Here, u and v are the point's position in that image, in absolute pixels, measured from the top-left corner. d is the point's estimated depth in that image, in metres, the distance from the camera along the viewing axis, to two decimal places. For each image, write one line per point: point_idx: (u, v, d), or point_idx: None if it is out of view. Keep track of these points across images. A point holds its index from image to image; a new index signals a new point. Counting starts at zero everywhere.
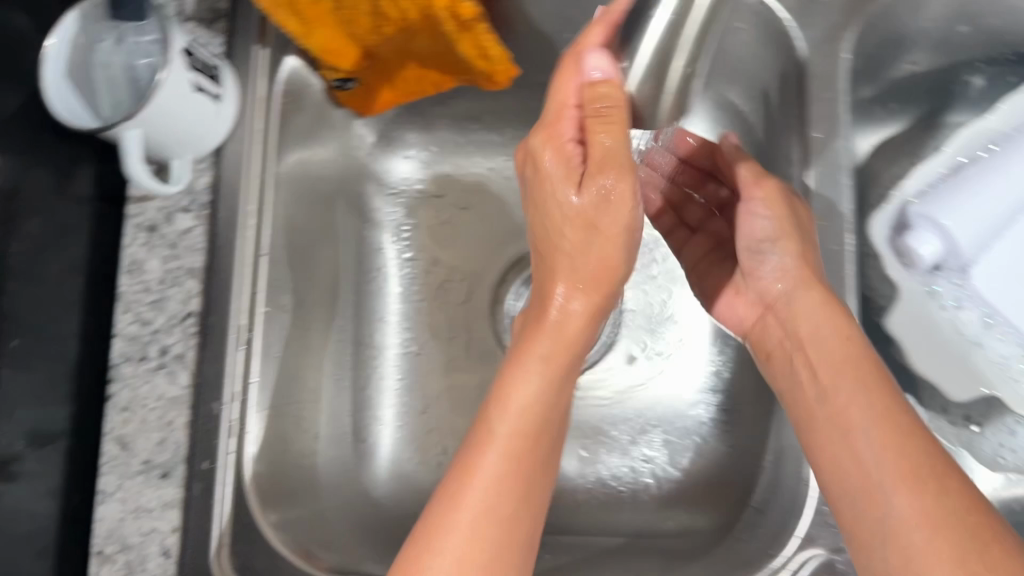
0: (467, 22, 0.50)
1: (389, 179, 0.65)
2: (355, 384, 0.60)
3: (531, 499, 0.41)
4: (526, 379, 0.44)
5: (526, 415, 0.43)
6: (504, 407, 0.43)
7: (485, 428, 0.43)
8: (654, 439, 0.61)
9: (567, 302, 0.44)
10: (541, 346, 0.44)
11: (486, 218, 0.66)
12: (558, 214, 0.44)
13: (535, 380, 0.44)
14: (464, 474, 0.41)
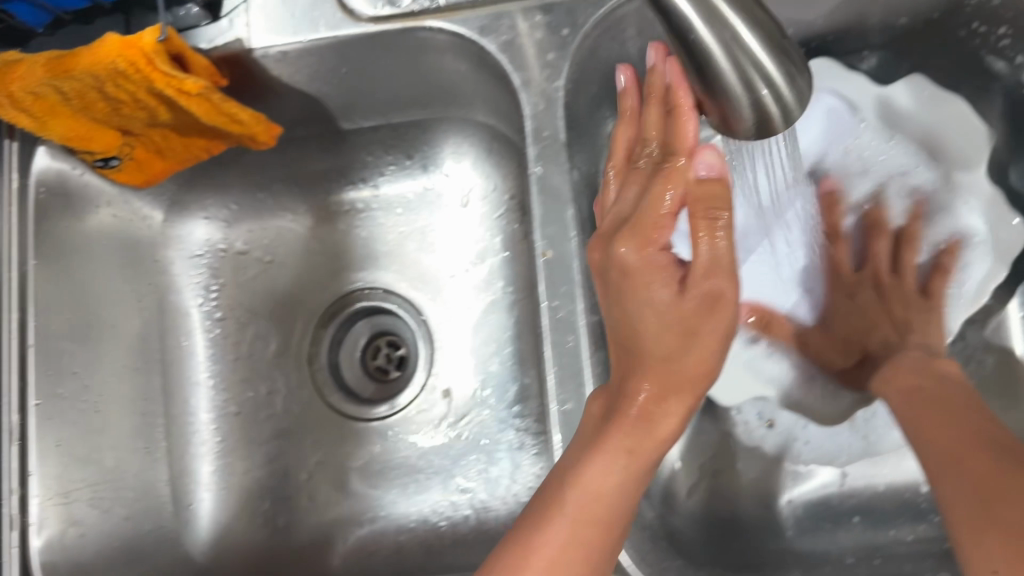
0: (188, 98, 0.50)
1: (182, 236, 0.65)
2: (168, 451, 0.61)
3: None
4: (594, 481, 0.40)
5: (585, 507, 0.40)
6: (581, 489, 0.40)
7: (550, 509, 0.40)
8: (462, 488, 0.61)
9: (651, 401, 0.41)
10: (608, 473, 0.40)
11: (294, 268, 0.66)
12: (658, 306, 0.41)
13: (608, 466, 0.40)
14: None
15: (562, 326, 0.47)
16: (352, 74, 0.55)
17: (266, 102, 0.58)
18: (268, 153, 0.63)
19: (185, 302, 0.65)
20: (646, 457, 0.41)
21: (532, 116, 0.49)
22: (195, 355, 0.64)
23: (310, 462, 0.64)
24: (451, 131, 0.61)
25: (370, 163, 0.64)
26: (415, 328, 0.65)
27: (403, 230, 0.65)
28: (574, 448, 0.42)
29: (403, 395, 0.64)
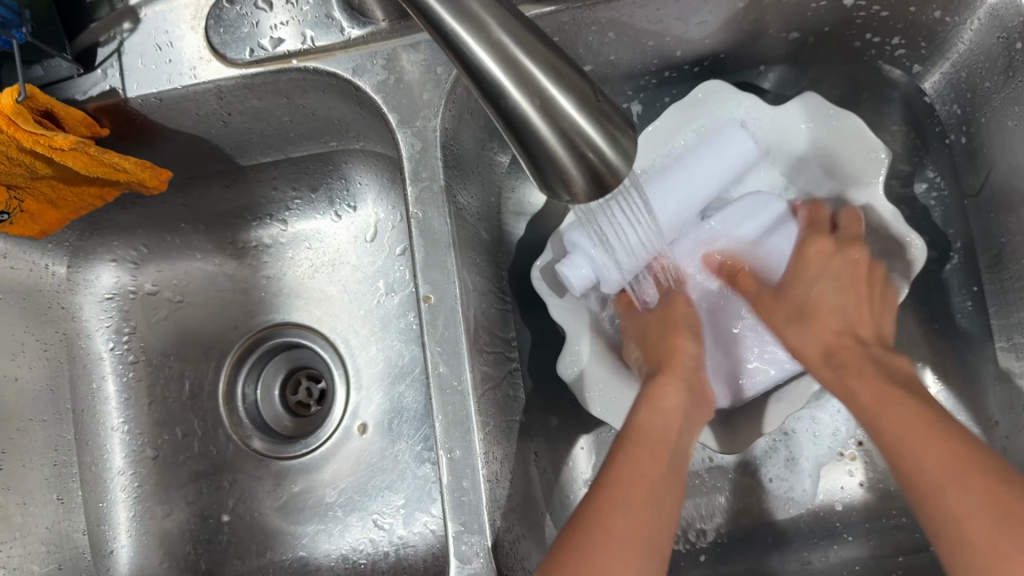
0: (63, 149, 0.49)
1: (88, 280, 0.63)
2: (84, 502, 0.60)
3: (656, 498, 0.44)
4: (664, 407, 0.50)
5: (644, 444, 0.47)
6: (625, 461, 0.46)
7: (636, 446, 0.47)
8: (377, 518, 0.61)
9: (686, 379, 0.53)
10: (670, 397, 0.51)
11: (203, 307, 0.65)
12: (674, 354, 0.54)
13: (676, 394, 0.51)
14: (589, 520, 0.42)
15: (446, 373, 0.46)
16: (236, 117, 0.54)
17: (155, 145, 0.56)
18: (168, 196, 0.62)
19: (95, 347, 0.63)
20: (682, 376, 0.53)
21: (409, 158, 0.48)
22: (108, 401, 0.63)
23: (230, 504, 0.63)
24: (349, 162, 0.61)
25: (274, 201, 0.64)
26: (330, 361, 0.64)
27: (312, 263, 0.65)
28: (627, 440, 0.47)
29: (322, 430, 0.64)
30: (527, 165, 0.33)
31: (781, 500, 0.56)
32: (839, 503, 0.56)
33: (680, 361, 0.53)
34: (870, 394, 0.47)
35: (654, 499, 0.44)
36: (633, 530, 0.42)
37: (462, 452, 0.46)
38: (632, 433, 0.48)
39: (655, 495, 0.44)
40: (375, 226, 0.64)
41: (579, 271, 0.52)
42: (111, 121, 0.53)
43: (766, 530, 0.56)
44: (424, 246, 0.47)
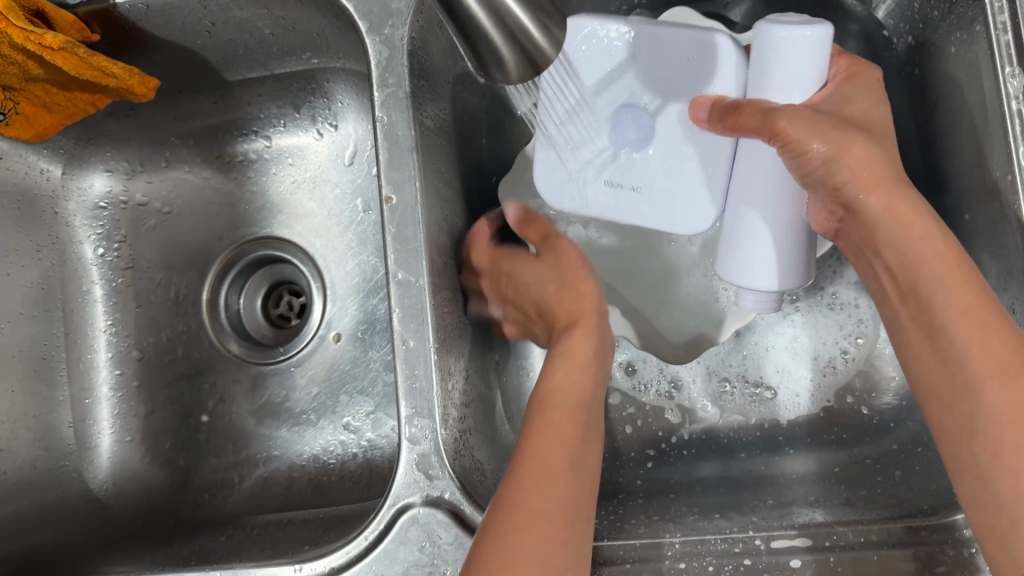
0: (55, 49, 0.52)
1: (79, 186, 0.66)
2: (70, 395, 0.63)
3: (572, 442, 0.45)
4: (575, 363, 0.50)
5: (554, 402, 0.48)
6: (537, 432, 0.45)
7: (551, 413, 0.47)
8: (347, 421, 0.64)
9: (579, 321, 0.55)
10: (582, 347, 0.52)
11: (190, 220, 0.68)
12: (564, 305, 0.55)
13: (591, 343, 0.52)
14: (515, 484, 0.42)
15: (405, 268, 0.49)
16: (220, 27, 0.57)
17: (145, 54, 0.59)
18: (160, 108, 0.64)
19: (85, 253, 0.66)
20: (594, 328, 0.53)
21: (377, 64, 0.50)
22: (96, 304, 0.66)
23: (210, 404, 0.66)
24: (329, 82, 0.64)
25: (258, 118, 0.67)
26: (308, 274, 0.67)
27: (294, 180, 0.68)
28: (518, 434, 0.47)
29: (297, 340, 0.67)
30: (462, 45, 0.35)
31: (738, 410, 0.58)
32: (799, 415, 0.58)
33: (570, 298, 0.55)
34: (925, 257, 0.44)
35: (580, 476, 0.44)
36: (551, 505, 0.41)
37: (416, 343, 0.49)
38: (552, 407, 0.47)
39: (576, 465, 0.44)
40: (352, 144, 0.67)
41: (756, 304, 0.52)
42: (102, 28, 0.55)
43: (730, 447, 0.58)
44: (387, 148, 0.50)
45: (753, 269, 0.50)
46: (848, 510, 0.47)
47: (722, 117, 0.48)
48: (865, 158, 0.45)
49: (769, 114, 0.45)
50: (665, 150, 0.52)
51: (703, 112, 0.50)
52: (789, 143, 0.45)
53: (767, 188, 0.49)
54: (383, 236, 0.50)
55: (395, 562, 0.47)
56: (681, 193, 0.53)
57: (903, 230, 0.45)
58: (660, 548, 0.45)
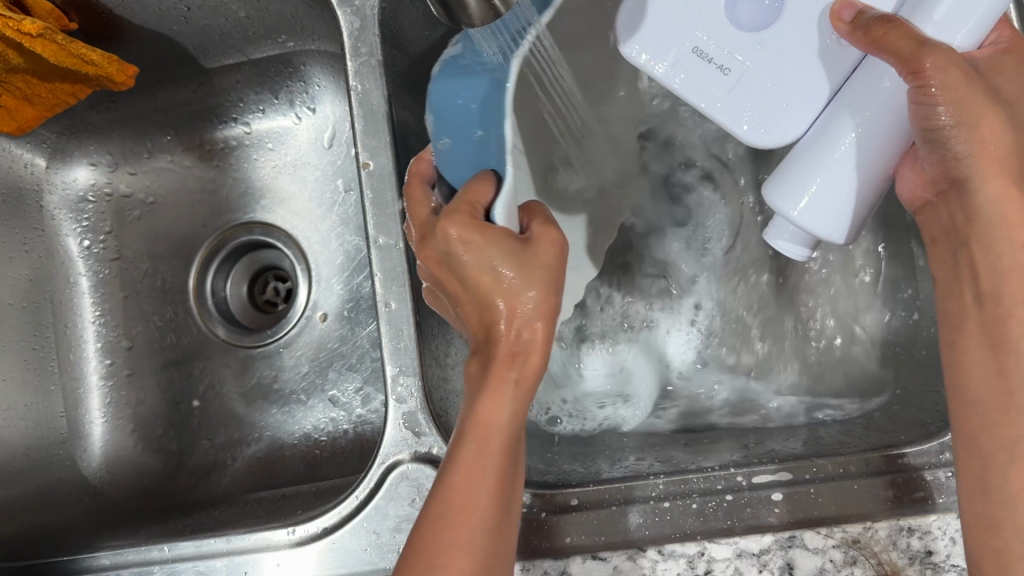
0: (34, 37, 0.53)
1: (62, 179, 0.67)
2: (61, 385, 0.64)
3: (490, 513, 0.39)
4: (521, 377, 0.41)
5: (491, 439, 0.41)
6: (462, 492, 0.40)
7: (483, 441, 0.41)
8: (336, 397, 0.65)
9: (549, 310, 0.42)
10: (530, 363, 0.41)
11: (173, 209, 0.69)
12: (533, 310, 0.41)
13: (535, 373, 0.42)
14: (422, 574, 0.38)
15: (384, 232, 0.50)
16: (196, 11, 0.58)
17: (124, 42, 0.60)
18: (139, 99, 0.65)
19: (71, 246, 0.67)
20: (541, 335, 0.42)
21: (349, 35, 0.51)
22: (83, 296, 0.67)
23: (200, 389, 0.67)
24: (304, 65, 0.65)
25: (235, 104, 0.68)
26: (292, 257, 0.68)
27: (274, 164, 0.69)
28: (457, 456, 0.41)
29: (283, 322, 0.67)
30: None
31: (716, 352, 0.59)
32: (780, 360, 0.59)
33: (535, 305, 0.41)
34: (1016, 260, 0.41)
35: (508, 510, 0.41)
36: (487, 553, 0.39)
37: (397, 304, 0.50)
38: (477, 453, 0.40)
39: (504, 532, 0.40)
40: (330, 127, 0.68)
41: (791, 247, 0.46)
42: (80, 16, 0.56)
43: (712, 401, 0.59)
44: (362, 116, 0.51)
45: (824, 206, 0.42)
46: (829, 447, 0.48)
47: (868, 25, 0.40)
48: (993, 137, 0.40)
49: (923, 46, 0.39)
50: (776, 45, 0.42)
51: (848, 14, 0.41)
52: (925, 89, 0.39)
53: (879, 126, 0.41)
54: (362, 202, 0.51)
55: (386, 518, 0.48)
56: (789, 100, 0.42)
57: (1007, 231, 0.41)
58: (644, 488, 0.46)
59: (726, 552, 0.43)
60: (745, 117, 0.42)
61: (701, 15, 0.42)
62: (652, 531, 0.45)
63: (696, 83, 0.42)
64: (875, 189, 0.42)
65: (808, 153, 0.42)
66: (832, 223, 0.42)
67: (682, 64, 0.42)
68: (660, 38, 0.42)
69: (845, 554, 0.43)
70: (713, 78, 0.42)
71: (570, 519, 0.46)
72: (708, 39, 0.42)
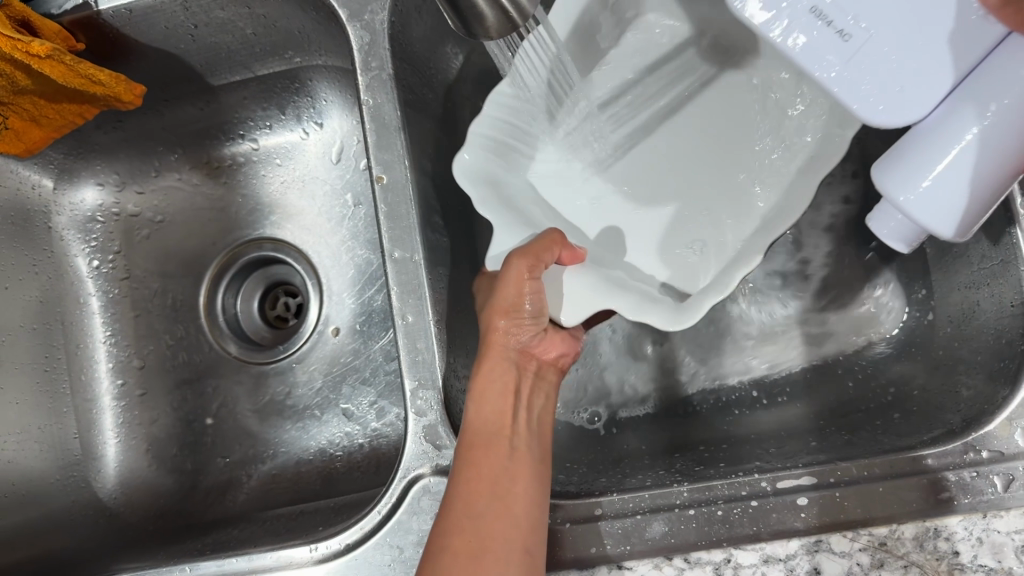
0: (44, 58, 0.52)
1: (69, 200, 0.67)
2: (74, 407, 0.64)
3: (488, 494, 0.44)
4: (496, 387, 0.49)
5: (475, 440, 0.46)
6: (468, 480, 0.44)
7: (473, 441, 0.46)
8: (350, 411, 0.64)
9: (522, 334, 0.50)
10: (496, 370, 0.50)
11: (182, 227, 0.69)
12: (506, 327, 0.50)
13: (506, 370, 0.50)
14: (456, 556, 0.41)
15: (399, 245, 0.50)
16: (202, 28, 0.58)
17: (130, 62, 0.60)
18: (147, 118, 0.65)
19: (81, 266, 0.67)
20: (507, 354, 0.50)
21: (360, 50, 0.51)
22: (93, 316, 0.67)
23: (213, 408, 0.66)
24: (311, 81, 0.65)
25: (242, 121, 0.68)
26: (303, 272, 0.68)
27: (283, 180, 0.69)
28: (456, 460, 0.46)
29: (295, 337, 0.67)
30: (444, 6, 0.37)
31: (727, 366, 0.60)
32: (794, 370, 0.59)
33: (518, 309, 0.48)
34: None
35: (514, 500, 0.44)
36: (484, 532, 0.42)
37: (415, 317, 0.50)
38: (474, 449, 0.45)
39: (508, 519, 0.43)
40: (338, 141, 0.68)
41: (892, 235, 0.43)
42: (87, 36, 0.56)
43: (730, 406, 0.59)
44: (375, 130, 0.51)
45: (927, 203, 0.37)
46: (851, 449, 0.48)
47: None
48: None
49: None
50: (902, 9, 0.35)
51: None
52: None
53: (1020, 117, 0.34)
54: (376, 216, 0.51)
55: (409, 532, 0.47)
56: (904, 76, 0.36)
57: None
58: (669, 497, 0.46)
59: (753, 559, 0.43)
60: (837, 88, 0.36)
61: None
62: (677, 540, 0.44)
63: (808, 46, 0.36)
64: (999, 184, 0.36)
65: (930, 140, 0.36)
66: (946, 220, 0.36)
67: (797, 23, 0.36)
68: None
69: (873, 557, 0.43)
70: (829, 42, 0.36)
71: (595, 528, 0.46)
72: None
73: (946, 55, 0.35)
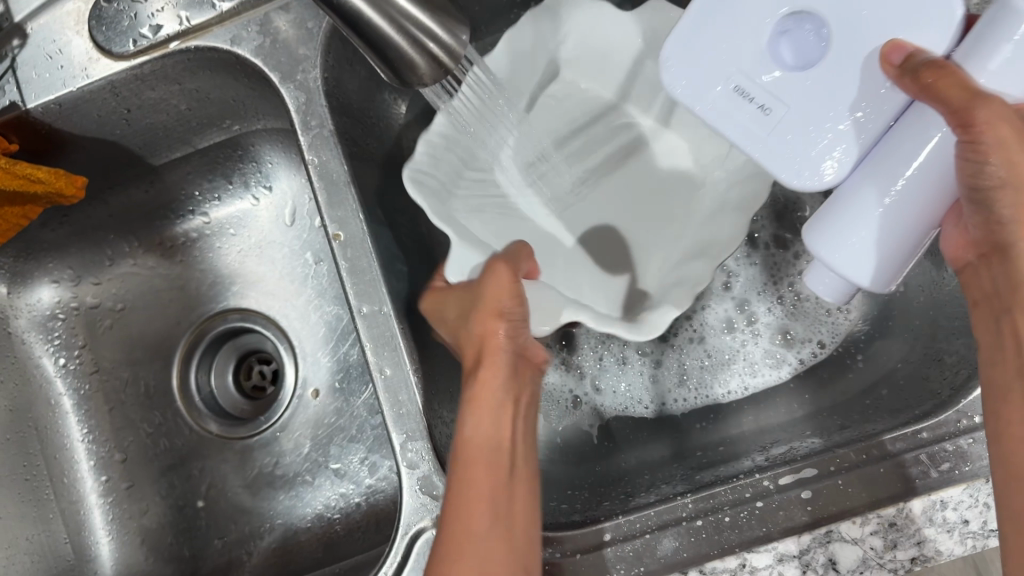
0: None
1: (23, 302, 0.65)
2: (60, 512, 0.62)
3: (490, 521, 0.41)
4: (489, 402, 0.45)
5: (477, 458, 0.43)
6: (469, 513, 0.41)
7: (470, 463, 0.43)
8: (341, 471, 0.63)
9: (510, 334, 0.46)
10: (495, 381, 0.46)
11: (145, 311, 0.68)
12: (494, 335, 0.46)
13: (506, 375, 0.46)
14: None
15: (366, 299, 0.50)
16: (136, 112, 0.57)
17: (67, 155, 0.59)
18: (93, 209, 0.64)
19: (47, 367, 0.65)
20: (505, 360, 0.46)
21: (297, 111, 0.51)
22: (67, 416, 0.65)
23: (203, 490, 0.65)
24: (255, 148, 0.65)
25: (190, 198, 0.67)
26: (274, 338, 0.67)
27: (240, 249, 0.68)
28: (461, 486, 0.43)
29: (275, 405, 0.66)
30: (374, 59, 0.37)
31: (723, 356, 0.59)
32: (780, 358, 0.59)
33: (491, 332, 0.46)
34: None
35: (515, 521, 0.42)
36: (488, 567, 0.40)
37: (392, 369, 0.49)
38: (470, 474, 0.43)
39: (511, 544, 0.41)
40: (289, 203, 0.68)
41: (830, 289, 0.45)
42: (20, 136, 0.55)
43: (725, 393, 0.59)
44: (324, 188, 0.50)
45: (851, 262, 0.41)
46: (845, 434, 0.48)
47: (917, 70, 0.37)
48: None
49: (980, 97, 0.36)
50: (813, 86, 0.40)
51: (898, 56, 0.38)
52: (978, 144, 0.36)
53: (924, 176, 0.39)
54: (338, 273, 0.50)
55: None
56: (824, 138, 0.40)
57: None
58: (675, 511, 0.46)
59: (767, 559, 0.43)
60: (767, 160, 0.41)
61: (743, 56, 0.41)
62: (689, 553, 0.44)
63: (738, 126, 0.41)
64: (913, 239, 0.40)
65: (842, 204, 0.41)
66: (867, 273, 0.41)
67: (722, 105, 0.41)
68: (709, 75, 0.41)
69: (885, 539, 0.43)
70: (752, 117, 0.41)
71: (607, 555, 0.45)
72: (747, 80, 0.41)
73: (852, 132, 0.40)
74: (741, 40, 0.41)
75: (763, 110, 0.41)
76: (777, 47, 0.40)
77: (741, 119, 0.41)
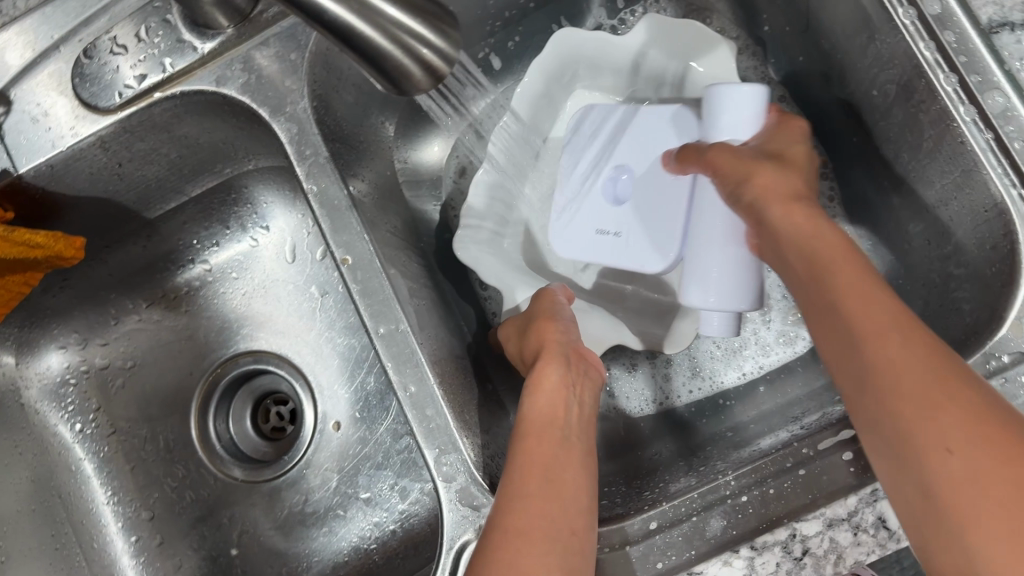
0: None
1: (33, 370, 0.64)
2: None
3: (544, 476, 0.43)
4: (547, 384, 0.49)
5: (533, 427, 0.47)
6: (523, 471, 0.44)
7: (527, 436, 0.46)
8: (373, 500, 0.63)
9: (564, 333, 0.52)
10: (551, 375, 0.49)
11: (155, 365, 0.67)
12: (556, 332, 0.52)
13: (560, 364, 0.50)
14: (504, 540, 0.40)
15: (381, 319, 0.49)
16: (128, 165, 0.57)
17: (64, 217, 0.58)
18: (94, 269, 0.64)
19: (64, 433, 0.64)
20: (559, 351, 0.51)
21: (291, 141, 0.51)
22: (89, 481, 0.64)
23: (235, 537, 0.64)
24: (249, 188, 0.66)
25: (189, 247, 0.68)
26: (288, 376, 0.67)
27: (244, 291, 0.69)
28: (518, 453, 0.45)
29: (296, 444, 0.65)
30: (369, 72, 0.37)
31: (734, 343, 0.61)
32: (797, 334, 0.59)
33: (551, 337, 0.52)
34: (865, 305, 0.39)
35: (567, 477, 0.44)
36: (540, 516, 0.41)
37: (416, 386, 0.49)
38: (526, 440, 0.46)
39: (565, 498, 0.42)
40: (288, 240, 0.68)
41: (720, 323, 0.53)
42: (15, 202, 0.55)
43: (751, 372, 0.60)
44: (327, 215, 0.50)
45: (720, 293, 0.51)
46: None
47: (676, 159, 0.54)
48: (774, 182, 0.48)
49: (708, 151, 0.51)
50: (643, 194, 0.57)
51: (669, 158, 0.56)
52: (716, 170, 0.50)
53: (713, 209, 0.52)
54: (350, 297, 0.50)
55: None
56: (670, 224, 0.55)
57: (835, 285, 0.41)
58: (718, 490, 0.45)
59: (817, 526, 0.43)
60: (636, 264, 0.57)
61: (586, 205, 0.59)
62: (738, 529, 0.44)
63: (600, 252, 0.58)
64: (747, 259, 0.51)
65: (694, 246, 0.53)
66: (734, 298, 0.51)
67: (589, 238, 0.58)
68: (576, 229, 0.59)
69: None
70: (614, 242, 0.57)
71: (656, 543, 0.44)
72: (594, 223, 0.58)
73: (682, 216, 0.55)
74: (580, 192, 0.59)
75: (612, 233, 0.58)
76: (607, 193, 0.58)
77: (582, 243, 0.58)
